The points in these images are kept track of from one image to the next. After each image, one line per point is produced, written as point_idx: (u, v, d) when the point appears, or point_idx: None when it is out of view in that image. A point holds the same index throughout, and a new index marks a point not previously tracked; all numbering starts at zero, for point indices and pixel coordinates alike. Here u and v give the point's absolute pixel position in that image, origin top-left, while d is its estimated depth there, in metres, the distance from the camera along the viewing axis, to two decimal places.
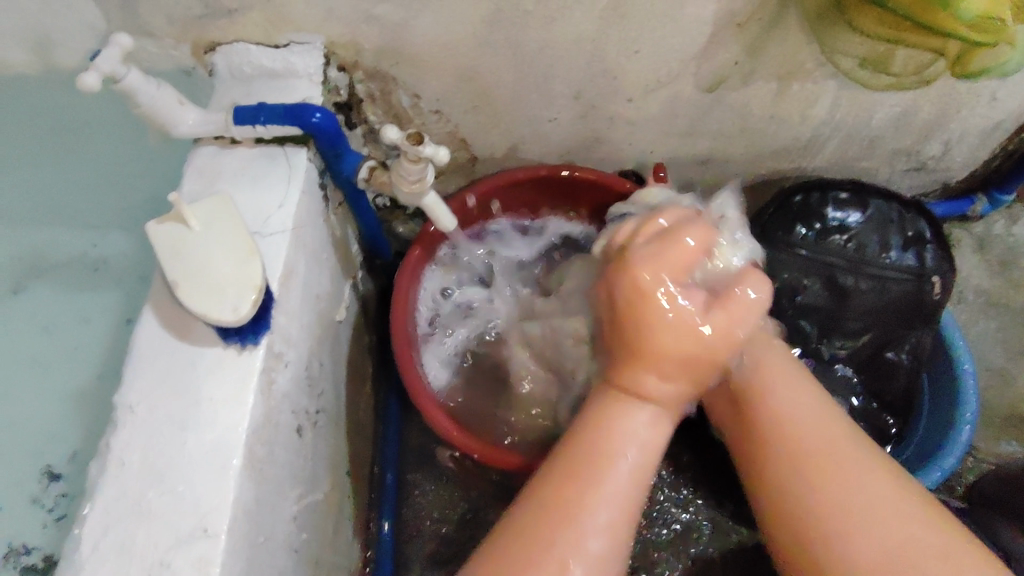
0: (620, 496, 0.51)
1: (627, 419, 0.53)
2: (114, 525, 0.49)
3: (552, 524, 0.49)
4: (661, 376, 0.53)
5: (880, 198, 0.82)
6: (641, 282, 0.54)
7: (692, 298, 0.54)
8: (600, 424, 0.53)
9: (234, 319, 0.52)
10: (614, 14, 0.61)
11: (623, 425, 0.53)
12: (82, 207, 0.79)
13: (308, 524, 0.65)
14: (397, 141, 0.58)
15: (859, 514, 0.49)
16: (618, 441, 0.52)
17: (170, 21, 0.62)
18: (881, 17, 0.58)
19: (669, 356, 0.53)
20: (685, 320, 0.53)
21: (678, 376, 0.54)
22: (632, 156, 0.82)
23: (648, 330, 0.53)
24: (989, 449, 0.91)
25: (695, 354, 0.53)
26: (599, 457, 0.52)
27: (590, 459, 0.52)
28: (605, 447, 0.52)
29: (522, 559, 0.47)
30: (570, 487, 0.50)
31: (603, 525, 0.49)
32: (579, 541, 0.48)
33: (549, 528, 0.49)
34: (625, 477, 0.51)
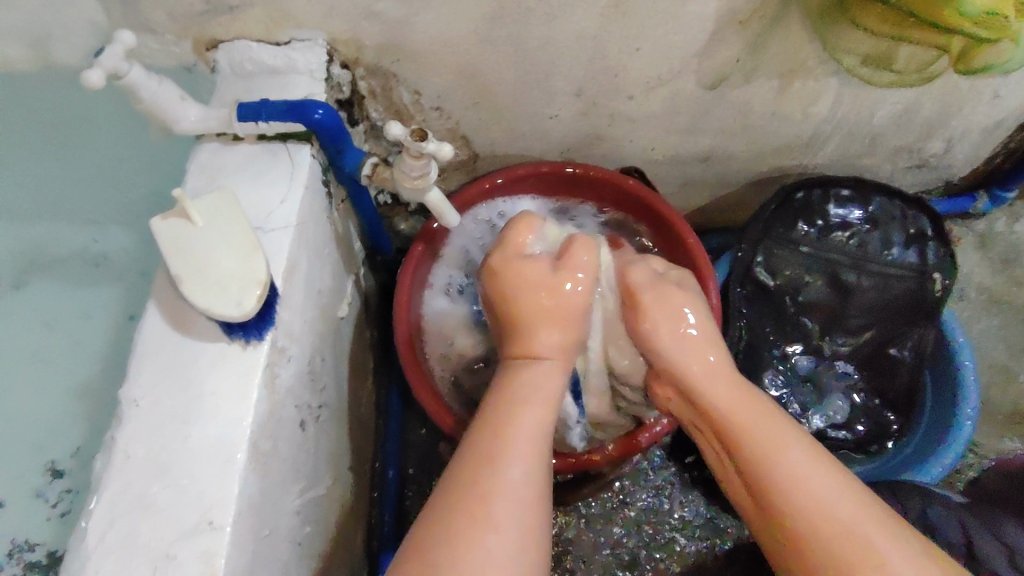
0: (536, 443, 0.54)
1: (533, 377, 0.58)
2: (119, 518, 0.49)
3: (475, 462, 0.52)
4: (542, 332, 0.59)
5: (883, 194, 0.81)
6: (499, 264, 0.64)
7: (545, 262, 0.62)
8: (514, 382, 0.58)
9: (238, 314, 0.52)
10: (616, 12, 0.61)
11: (532, 379, 0.58)
12: (83, 204, 0.80)
13: (311, 519, 0.65)
14: (400, 137, 0.58)
15: (778, 466, 0.53)
16: (532, 395, 0.56)
17: (172, 17, 0.62)
18: (884, 14, 0.58)
19: (541, 313, 0.60)
20: (550, 287, 0.61)
21: (555, 324, 0.59)
22: (633, 153, 0.82)
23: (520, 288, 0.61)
24: (991, 447, 0.90)
25: (565, 308, 0.60)
26: (518, 410, 0.55)
27: (509, 412, 0.55)
28: (522, 403, 0.56)
29: (452, 499, 0.49)
30: (493, 433, 0.54)
31: (526, 468, 0.52)
32: (505, 484, 0.50)
33: (474, 466, 0.52)
34: (537, 421, 0.55)
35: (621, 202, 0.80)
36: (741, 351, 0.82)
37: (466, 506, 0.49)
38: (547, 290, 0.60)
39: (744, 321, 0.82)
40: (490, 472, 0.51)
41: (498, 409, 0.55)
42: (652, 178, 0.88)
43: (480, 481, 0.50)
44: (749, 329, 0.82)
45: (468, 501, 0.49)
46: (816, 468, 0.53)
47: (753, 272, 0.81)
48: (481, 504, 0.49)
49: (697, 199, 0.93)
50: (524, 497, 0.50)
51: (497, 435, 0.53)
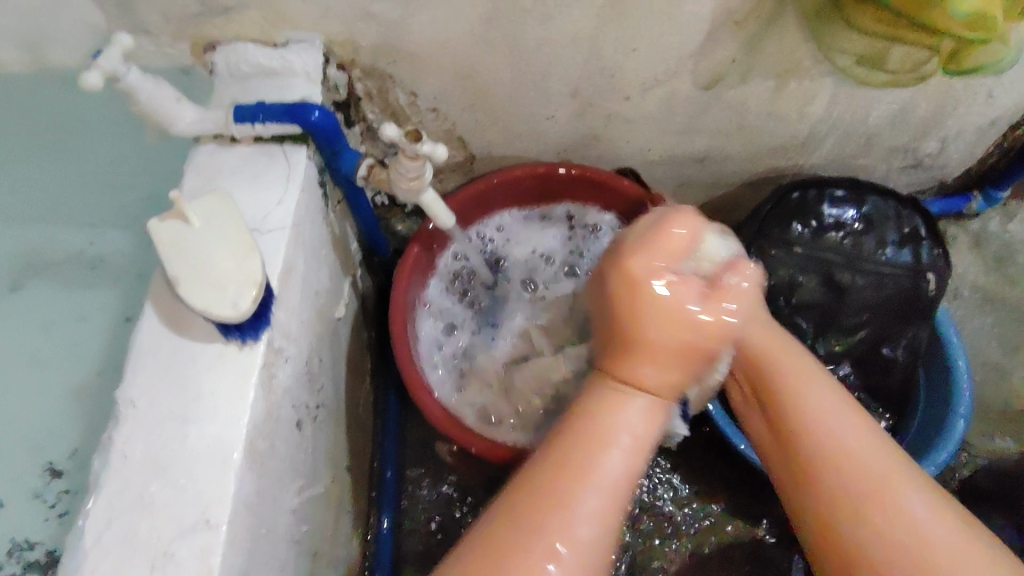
0: (621, 478, 0.47)
1: (623, 414, 0.50)
2: (117, 517, 0.49)
3: (560, 486, 0.46)
4: (658, 365, 0.52)
5: (877, 194, 0.82)
6: (637, 271, 0.53)
7: (693, 287, 0.53)
8: (595, 413, 0.50)
9: (234, 315, 0.52)
10: (611, 12, 0.61)
11: (617, 412, 0.50)
12: (79, 205, 0.80)
13: (308, 517, 0.65)
14: (396, 138, 0.58)
15: (859, 467, 0.47)
16: (619, 436, 0.48)
17: (168, 19, 0.62)
18: (879, 14, 0.58)
19: (671, 345, 0.52)
20: (677, 304, 0.52)
21: (671, 362, 0.52)
22: (629, 154, 0.83)
23: (636, 312, 0.52)
24: (982, 445, 0.92)
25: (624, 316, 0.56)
26: (598, 449, 0.47)
27: (588, 445, 0.48)
28: (603, 443, 0.48)
29: (517, 536, 0.44)
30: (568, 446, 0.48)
31: (605, 486, 0.46)
32: (578, 518, 0.45)
33: (553, 493, 0.45)
34: (626, 459, 0.48)
35: (616, 203, 0.81)
36: None
37: (531, 547, 0.43)
38: (685, 310, 0.52)
39: None
40: (569, 486, 0.46)
41: (576, 434, 0.49)
42: (648, 178, 0.88)
43: (554, 511, 0.44)
44: None
45: (536, 538, 0.44)
46: (859, 433, 0.49)
47: None
48: (550, 546, 0.44)
49: (693, 199, 0.93)
50: (594, 504, 0.45)
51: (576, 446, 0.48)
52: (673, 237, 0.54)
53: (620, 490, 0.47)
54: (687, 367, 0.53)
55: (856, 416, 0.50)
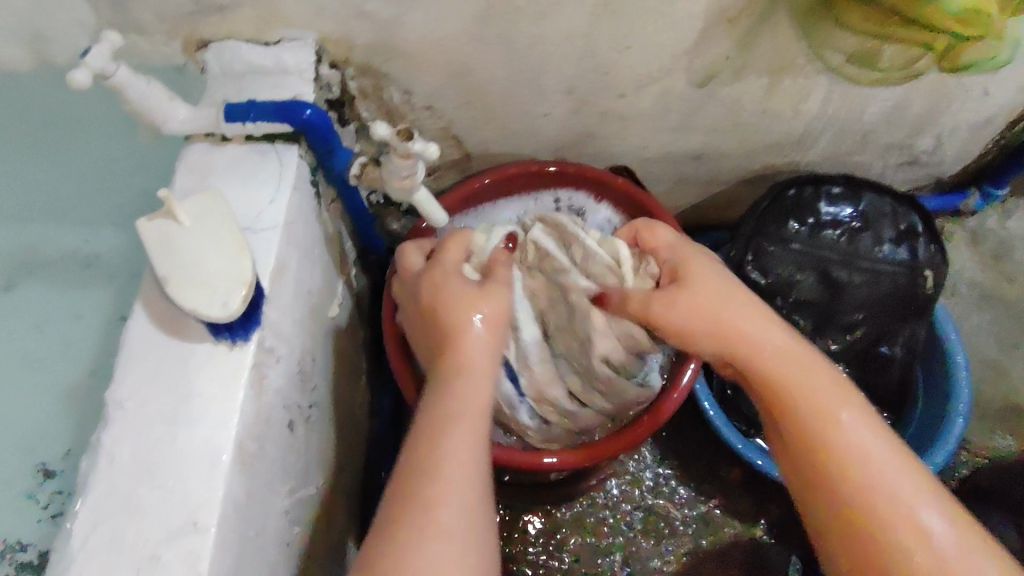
0: (467, 465, 0.50)
1: (466, 385, 0.54)
2: (103, 521, 0.49)
3: (413, 492, 0.49)
4: (472, 343, 0.56)
5: (873, 191, 0.82)
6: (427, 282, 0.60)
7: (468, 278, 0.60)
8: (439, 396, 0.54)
9: (224, 315, 0.52)
10: (605, 10, 0.61)
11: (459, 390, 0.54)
12: (74, 206, 0.80)
13: (301, 518, 0.65)
14: (386, 137, 0.58)
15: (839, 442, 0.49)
16: (461, 411, 0.52)
17: (161, 17, 0.62)
18: (868, 13, 0.58)
19: (477, 328, 0.56)
20: (469, 297, 0.57)
21: (489, 339, 0.56)
22: (625, 152, 0.82)
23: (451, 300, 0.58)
24: (983, 443, 0.90)
25: (500, 319, 0.57)
26: (444, 430, 0.51)
27: (437, 433, 0.51)
28: (448, 422, 0.52)
29: (400, 544, 0.46)
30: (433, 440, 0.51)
31: (466, 465, 0.50)
32: (442, 512, 0.48)
33: (409, 499, 0.48)
34: (467, 426, 0.52)
35: (611, 201, 0.81)
36: None
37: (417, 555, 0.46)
38: (472, 306, 0.56)
39: None
40: (438, 486, 0.49)
41: (428, 414, 0.53)
42: (644, 176, 0.88)
43: (417, 511, 0.48)
44: None
45: (418, 538, 0.47)
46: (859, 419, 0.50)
47: (744, 270, 0.82)
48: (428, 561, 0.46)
49: (689, 197, 0.93)
50: (464, 496, 0.49)
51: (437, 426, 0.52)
52: (444, 255, 0.62)
53: (474, 465, 0.50)
54: (499, 325, 0.57)
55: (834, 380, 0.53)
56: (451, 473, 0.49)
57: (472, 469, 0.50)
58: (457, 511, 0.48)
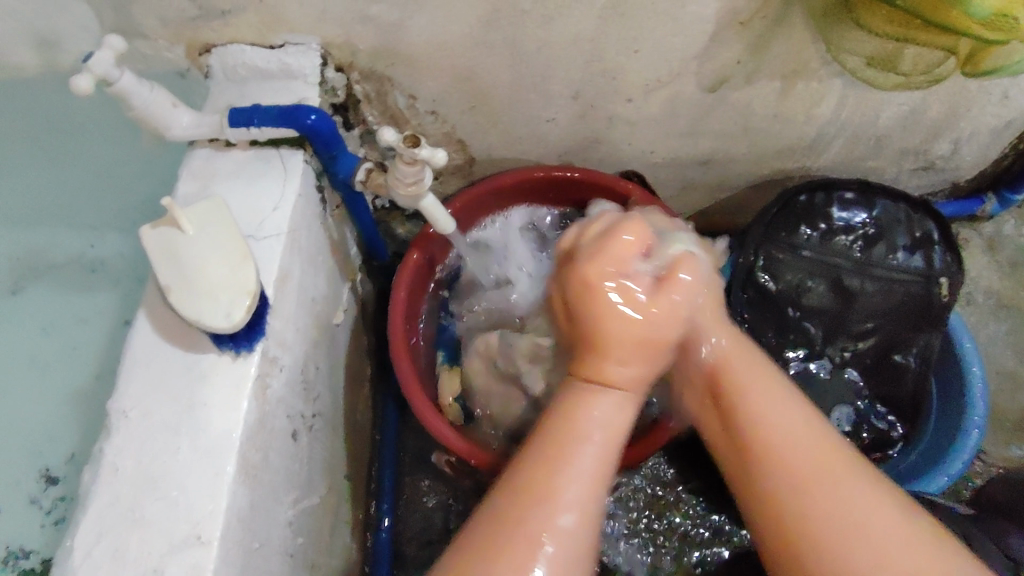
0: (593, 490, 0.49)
1: (591, 411, 0.51)
2: (106, 532, 0.48)
3: (523, 517, 0.47)
4: (620, 361, 0.52)
5: (887, 197, 0.80)
6: (590, 276, 0.52)
7: (641, 283, 0.52)
8: (561, 417, 0.51)
9: (227, 325, 0.51)
10: (613, 13, 0.60)
11: (583, 411, 0.51)
12: (80, 212, 0.79)
13: (304, 528, 0.64)
14: (393, 143, 0.57)
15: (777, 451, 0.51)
16: (590, 435, 0.50)
17: (164, 22, 0.61)
18: (890, 15, 0.56)
19: (623, 345, 0.51)
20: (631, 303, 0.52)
21: (636, 357, 0.52)
22: (633, 157, 0.81)
23: (612, 332, 0.51)
24: (1000, 454, 0.89)
25: (652, 334, 0.52)
26: (573, 452, 0.50)
27: (562, 454, 0.49)
28: (576, 445, 0.50)
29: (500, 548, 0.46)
30: (557, 456, 0.49)
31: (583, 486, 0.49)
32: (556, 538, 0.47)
33: (518, 520, 0.47)
34: (600, 456, 0.50)
35: None
36: None
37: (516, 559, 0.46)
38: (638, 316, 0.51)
39: (746, 326, 0.81)
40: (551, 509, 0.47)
41: (550, 433, 0.51)
42: (653, 181, 0.86)
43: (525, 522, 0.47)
44: (750, 333, 0.81)
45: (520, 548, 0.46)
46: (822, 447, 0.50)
47: (755, 274, 0.80)
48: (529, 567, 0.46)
49: (699, 203, 0.91)
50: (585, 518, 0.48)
51: (554, 459, 0.49)
52: (622, 241, 0.53)
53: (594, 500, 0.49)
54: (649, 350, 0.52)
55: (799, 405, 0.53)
56: (563, 500, 0.48)
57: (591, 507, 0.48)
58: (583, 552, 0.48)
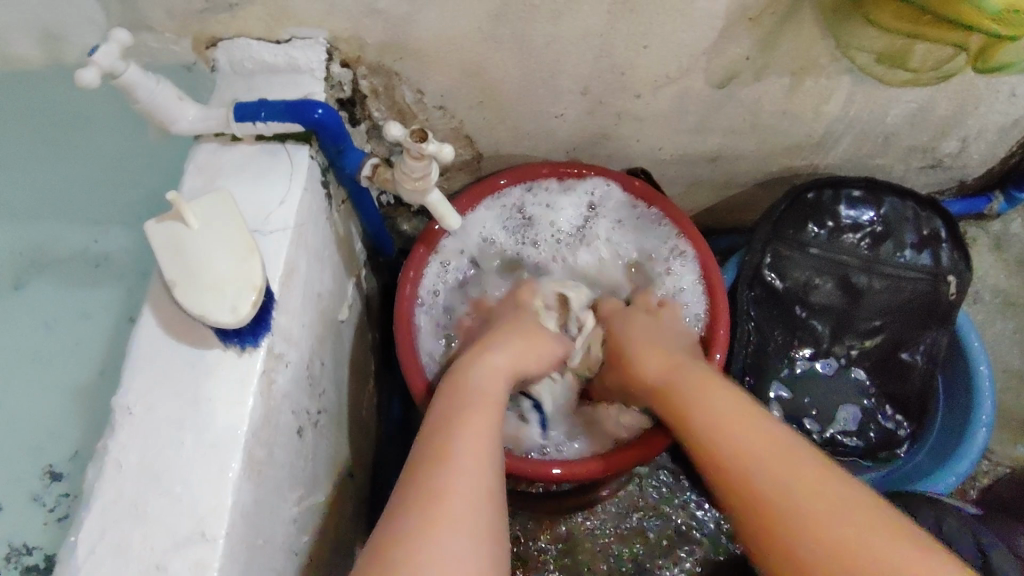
0: (481, 458, 0.53)
1: (473, 379, 0.61)
2: (111, 528, 0.48)
3: (431, 471, 0.52)
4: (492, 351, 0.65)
5: (895, 195, 0.79)
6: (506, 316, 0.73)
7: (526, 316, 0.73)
8: (449, 401, 0.59)
9: (232, 320, 0.51)
10: (623, 8, 0.59)
11: (460, 390, 0.60)
12: (84, 207, 0.79)
13: (309, 525, 0.64)
14: (401, 138, 0.57)
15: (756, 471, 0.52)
16: (467, 405, 0.58)
17: (170, 15, 0.61)
18: (900, 10, 0.56)
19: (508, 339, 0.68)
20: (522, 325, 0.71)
21: (521, 351, 0.67)
22: (641, 154, 0.81)
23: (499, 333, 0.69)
24: (1006, 453, 0.90)
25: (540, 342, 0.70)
26: (453, 434, 0.55)
27: (449, 433, 0.55)
28: (460, 425, 0.56)
29: (412, 507, 0.49)
30: (431, 442, 0.54)
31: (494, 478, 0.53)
32: (450, 493, 0.50)
33: (420, 480, 0.51)
34: (484, 422, 0.57)
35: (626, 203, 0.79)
36: (749, 354, 0.81)
37: (427, 505, 0.49)
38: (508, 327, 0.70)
39: (753, 324, 0.81)
40: (439, 472, 0.51)
41: (446, 417, 0.57)
42: (660, 179, 0.86)
43: (428, 480, 0.51)
44: (757, 331, 0.81)
45: (428, 501, 0.49)
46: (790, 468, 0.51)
47: (762, 273, 0.80)
48: (432, 517, 0.48)
49: (706, 200, 0.91)
50: (477, 476, 0.52)
51: (443, 433, 0.55)
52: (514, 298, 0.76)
53: (485, 464, 0.53)
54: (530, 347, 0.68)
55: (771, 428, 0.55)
56: (458, 461, 0.52)
57: (487, 463, 0.53)
58: (481, 507, 0.50)
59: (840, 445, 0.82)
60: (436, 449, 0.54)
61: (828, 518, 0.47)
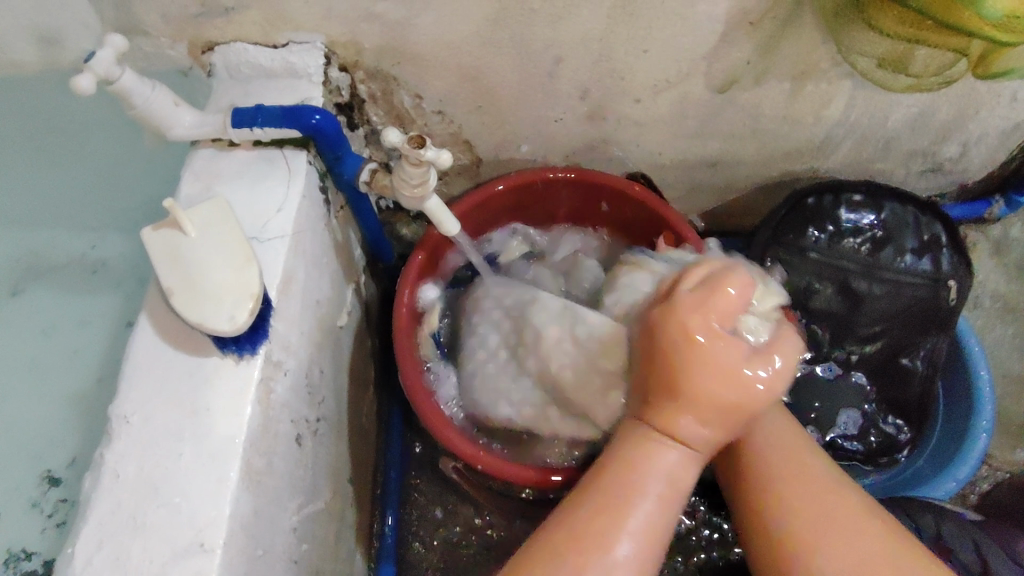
0: (651, 539, 0.49)
1: (659, 464, 0.50)
2: (108, 539, 0.48)
3: (586, 549, 0.48)
4: (697, 420, 0.49)
5: (895, 199, 0.79)
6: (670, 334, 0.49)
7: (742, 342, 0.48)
8: (628, 465, 0.51)
9: (231, 328, 0.50)
10: (622, 12, 0.59)
11: (649, 468, 0.50)
12: (81, 212, 0.79)
13: (309, 534, 0.64)
14: (398, 144, 0.56)
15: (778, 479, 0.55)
16: (652, 486, 0.50)
17: (167, 19, 0.60)
18: (903, 15, 0.56)
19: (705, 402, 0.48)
20: (725, 360, 0.47)
21: (720, 420, 0.49)
22: (640, 158, 0.80)
23: (690, 383, 0.48)
24: (1005, 458, 0.90)
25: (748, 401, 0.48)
26: (632, 501, 0.50)
27: (625, 497, 0.50)
28: (638, 494, 0.50)
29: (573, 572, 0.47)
30: (614, 497, 0.50)
31: (642, 538, 0.49)
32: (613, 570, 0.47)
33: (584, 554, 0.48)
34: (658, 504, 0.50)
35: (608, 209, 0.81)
36: None
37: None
38: (730, 378, 0.48)
39: None
40: (616, 542, 0.48)
41: (618, 476, 0.51)
42: (660, 183, 0.86)
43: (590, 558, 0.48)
44: None
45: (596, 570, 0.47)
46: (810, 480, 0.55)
47: None
48: None
49: (704, 205, 0.91)
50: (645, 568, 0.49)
51: (615, 501, 0.50)
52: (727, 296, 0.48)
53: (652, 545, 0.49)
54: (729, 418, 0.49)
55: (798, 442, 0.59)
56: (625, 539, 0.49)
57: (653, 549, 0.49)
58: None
59: (840, 449, 0.82)
60: (598, 514, 0.50)
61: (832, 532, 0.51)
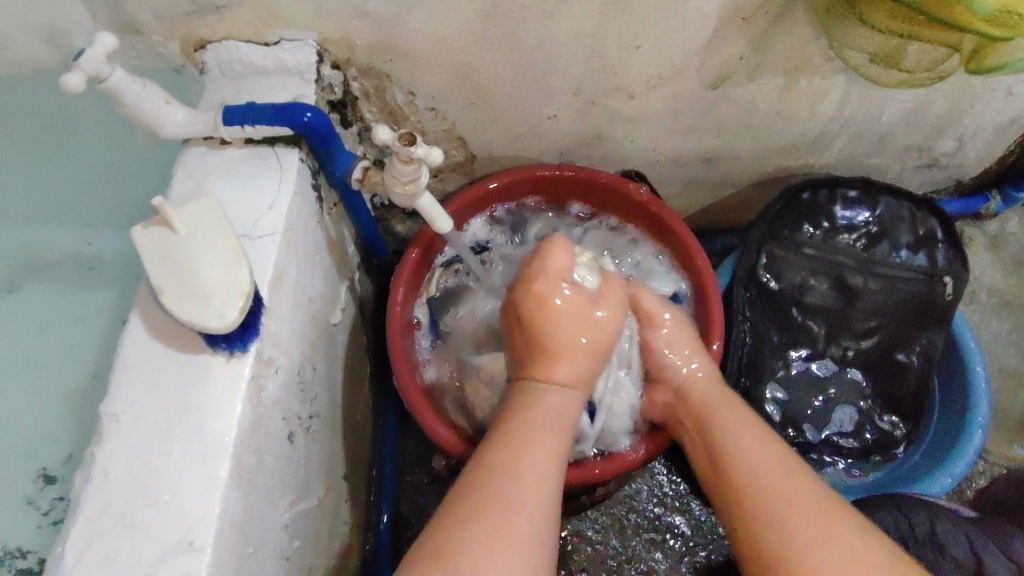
0: (548, 483, 0.54)
1: (544, 401, 0.61)
2: (98, 537, 0.48)
3: (488, 488, 0.52)
4: (567, 364, 0.62)
5: (890, 195, 0.80)
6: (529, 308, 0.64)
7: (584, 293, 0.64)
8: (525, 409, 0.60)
9: (220, 326, 0.50)
10: (614, 8, 0.59)
11: (535, 404, 0.60)
12: (78, 211, 0.79)
13: (301, 531, 0.64)
14: (389, 141, 0.56)
15: (751, 482, 0.57)
16: (539, 425, 0.58)
17: (159, 17, 0.60)
18: (894, 10, 0.55)
19: (566, 346, 0.62)
20: (573, 307, 0.63)
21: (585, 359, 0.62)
22: (635, 155, 0.80)
23: (545, 335, 0.63)
24: (1002, 454, 0.90)
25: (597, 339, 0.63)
26: (529, 448, 0.56)
27: (521, 447, 0.56)
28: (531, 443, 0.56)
29: (475, 506, 0.51)
30: (514, 448, 0.56)
31: (537, 481, 0.54)
32: (517, 514, 0.51)
33: (484, 493, 0.52)
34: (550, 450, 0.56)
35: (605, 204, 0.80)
36: (745, 353, 0.81)
37: (493, 515, 0.50)
38: (576, 326, 0.63)
39: (748, 324, 0.80)
40: (513, 485, 0.53)
41: (517, 426, 0.58)
42: (654, 179, 0.86)
43: (493, 495, 0.52)
44: (752, 330, 0.80)
45: (495, 509, 0.51)
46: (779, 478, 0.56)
47: (756, 273, 0.79)
48: (506, 528, 0.50)
49: (699, 202, 0.91)
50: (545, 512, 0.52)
51: (511, 450, 0.56)
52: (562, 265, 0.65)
53: (547, 487, 0.54)
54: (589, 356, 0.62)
55: (780, 450, 0.59)
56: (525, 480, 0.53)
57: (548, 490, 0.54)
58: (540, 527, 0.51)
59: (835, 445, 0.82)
60: (502, 462, 0.55)
61: (792, 524, 0.53)
